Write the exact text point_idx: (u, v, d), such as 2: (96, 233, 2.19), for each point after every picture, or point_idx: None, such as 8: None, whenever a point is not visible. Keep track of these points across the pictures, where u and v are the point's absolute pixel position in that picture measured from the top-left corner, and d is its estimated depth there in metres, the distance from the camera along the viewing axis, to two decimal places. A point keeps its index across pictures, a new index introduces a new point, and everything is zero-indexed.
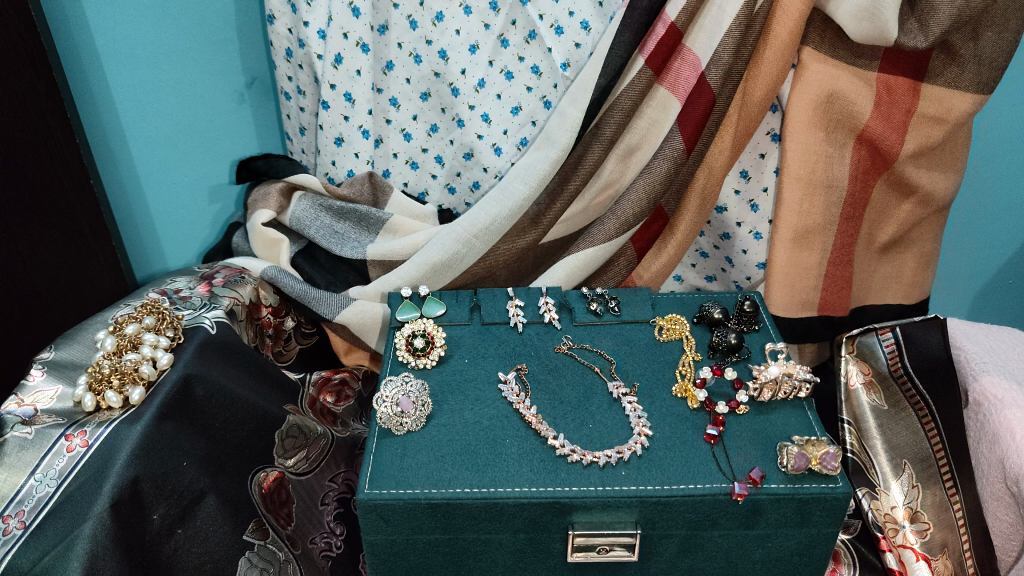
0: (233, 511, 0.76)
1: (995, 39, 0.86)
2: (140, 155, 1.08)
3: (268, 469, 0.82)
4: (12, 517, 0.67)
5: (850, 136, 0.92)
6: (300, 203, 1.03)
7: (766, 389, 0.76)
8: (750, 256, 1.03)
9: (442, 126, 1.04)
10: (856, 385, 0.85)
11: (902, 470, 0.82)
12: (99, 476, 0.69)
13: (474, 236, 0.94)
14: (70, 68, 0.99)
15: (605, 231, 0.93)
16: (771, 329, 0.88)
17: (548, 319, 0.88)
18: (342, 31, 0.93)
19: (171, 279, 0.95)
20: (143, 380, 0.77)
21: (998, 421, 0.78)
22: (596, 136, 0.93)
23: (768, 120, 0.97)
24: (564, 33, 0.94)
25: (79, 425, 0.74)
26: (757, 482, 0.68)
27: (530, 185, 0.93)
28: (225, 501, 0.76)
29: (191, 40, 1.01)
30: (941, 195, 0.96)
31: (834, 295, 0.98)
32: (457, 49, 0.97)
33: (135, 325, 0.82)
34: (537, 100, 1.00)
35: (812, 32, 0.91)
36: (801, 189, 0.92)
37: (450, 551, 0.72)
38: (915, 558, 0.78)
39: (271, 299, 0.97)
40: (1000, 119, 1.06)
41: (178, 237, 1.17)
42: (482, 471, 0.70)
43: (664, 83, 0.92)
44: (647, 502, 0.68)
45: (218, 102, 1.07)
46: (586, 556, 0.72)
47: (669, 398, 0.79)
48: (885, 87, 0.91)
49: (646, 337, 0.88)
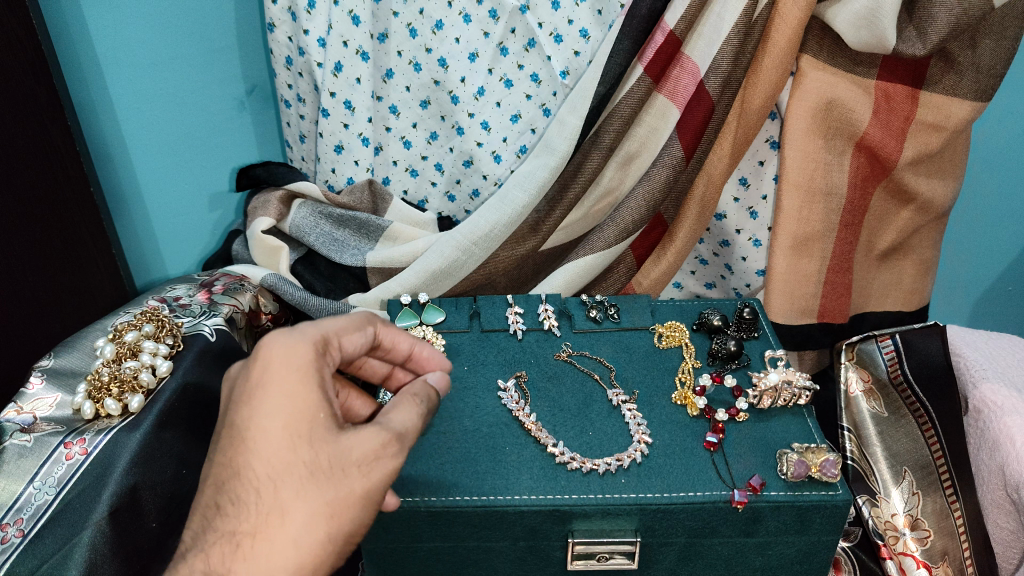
0: None
1: (994, 46, 0.87)
2: (140, 161, 1.09)
3: None
4: (10, 525, 0.66)
5: (849, 143, 0.92)
6: (301, 211, 1.03)
7: (766, 396, 0.76)
8: (750, 263, 1.03)
9: (442, 134, 1.04)
10: (856, 392, 0.85)
11: (902, 477, 0.82)
12: (99, 483, 0.69)
13: (474, 243, 0.94)
14: (71, 76, 1.00)
15: (605, 237, 0.94)
16: (771, 336, 0.88)
17: (548, 326, 0.88)
18: (342, 39, 0.94)
19: (171, 287, 0.95)
20: (143, 388, 0.77)
21: (998, 428, 0.78)
22: (596, 143, 0.93)
23: (768, 127, 0.98)
24: (564, 41, 0.95)
25: (78, 432, 0.74)
26: (757, 490, 0.67)
27: (530, 193, 0.93)
28: None
29: (192, 47, 1.02)
30: (941, 202, 0.97)
31: (834, 302, 0.98)
32: (457, 57, 0.97)
33: (134, 333, 0.82)
34: (537, 107, 1.00)
35: (811, 40, 0.91)
36: (800, 196, 0.92)
37: (450, 558, 0.72)
38: (915, 566, 0.78)
39: (271, 306, 0.98)
40: (999, 125, 1.06)
41: (178, 243, 1.18)
42: (482, 478, 0.70)
43: (664, 91, 0.92)
44: (647, 510, 0.68)
45: (219, 109, 1.08)
46: (586, 564, 0.71)
47: (670, 405, 0.79)
48: (883, 94, 0.91)
49: (646, 344, 0.88)
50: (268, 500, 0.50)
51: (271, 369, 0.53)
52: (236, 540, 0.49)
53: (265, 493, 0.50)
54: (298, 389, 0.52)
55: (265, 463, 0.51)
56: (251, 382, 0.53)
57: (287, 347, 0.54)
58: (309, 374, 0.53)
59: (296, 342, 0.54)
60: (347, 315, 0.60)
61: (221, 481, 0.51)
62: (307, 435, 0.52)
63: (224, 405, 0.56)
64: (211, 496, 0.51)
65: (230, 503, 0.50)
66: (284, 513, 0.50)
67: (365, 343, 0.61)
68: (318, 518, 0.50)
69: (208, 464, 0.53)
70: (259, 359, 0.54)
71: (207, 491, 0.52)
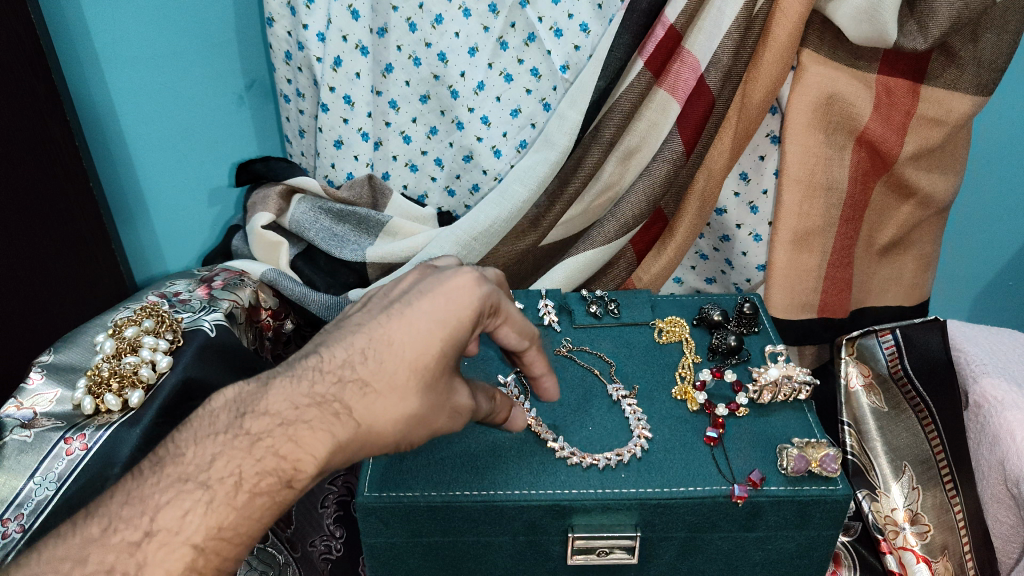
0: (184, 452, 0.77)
1: (995, 41, 0.87)
2: (140, 156, 1.09)
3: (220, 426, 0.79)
4: (11, 520, 0.68)
5: (850, 137, 0.92)
6: (300, 206, 1.02)
7: (766, 391, 0.76)
8: (750, 258, 1.03)
9: (442, 129, 1.04)
10: (856, 387, 0.85)
11: (902, 472, 0.82)
12: (100, 479, 0.70)
13: (473, 239, 0.94)
14: (69, 70, 0.99)
15: (605, 232, 0.93)
16: (771, 331, 0.88)
17: (548, 321, 0.88)
18: (341, 33, 0.93)
19: (171, 282, 0.95)
20: (143, 383, 0.77)
21: (998, 423, 0.78)
22: (596, 138, 0.93)
23: (768, 122, 0.97)
24: (564, 35, 0.94)
25: (79, 428, 0.74)
26: (757, 485, 0.67)
27: (530, 188, 0.93)
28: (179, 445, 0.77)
29: (191, 41, 1.01)
30: (942, 196, 0.96)
31: (834, 297, 0.97)
32: (457, 51, 0.97)
33: (134, 328, 0.82)
34: (537, 102, 1.00)
35: (811, 34, 0.91)
36: (800, 191, 0.92)
37: (449, 553, 0.72)
38: (915, 560, 0.78)
39: (271, 301, 0.98)
40: (1000, 120, 1.06)
41: (178, 239, 1.18)
42: (482, 473, 0.70)
43: (664, 85, 0.92)
44: (646, 505, 0.68)
45: (219, 105, 1.07)
46: (586, 559, 0.71)
47: (670, 400, 0.79)
48: (884, 89, 0.91)
49: (646, 339, 0.88)
50: (394, 380, 0.53)
51: (455, 293, 0.56)
52: (361, 391, 0.53)
53: (395, 374, 0.53)
54: (465, 319, 0.55)
55: (411, 351, 0.53)
56: (438, 289, 0.56)
57: (475, 294, 0.56)
58: (477, 315, 0.56)
59: (484, 295, 0.57)
60: (523, 316, 0.62)
61: (375, 336, 0.54)
62: (448, 358, 0.55)
63: (400, 287, 0.58)
64: (360, 340, 0.54)
65: (369, 361, 0.53)
66: (398, 400, 0.53)
67: (514, 345, 0.63)
68: (408, 420, 0.54)
69: (369, 317, 0.56)
70: (453, 279, 0.57)
71: (357, 337, 0.55)
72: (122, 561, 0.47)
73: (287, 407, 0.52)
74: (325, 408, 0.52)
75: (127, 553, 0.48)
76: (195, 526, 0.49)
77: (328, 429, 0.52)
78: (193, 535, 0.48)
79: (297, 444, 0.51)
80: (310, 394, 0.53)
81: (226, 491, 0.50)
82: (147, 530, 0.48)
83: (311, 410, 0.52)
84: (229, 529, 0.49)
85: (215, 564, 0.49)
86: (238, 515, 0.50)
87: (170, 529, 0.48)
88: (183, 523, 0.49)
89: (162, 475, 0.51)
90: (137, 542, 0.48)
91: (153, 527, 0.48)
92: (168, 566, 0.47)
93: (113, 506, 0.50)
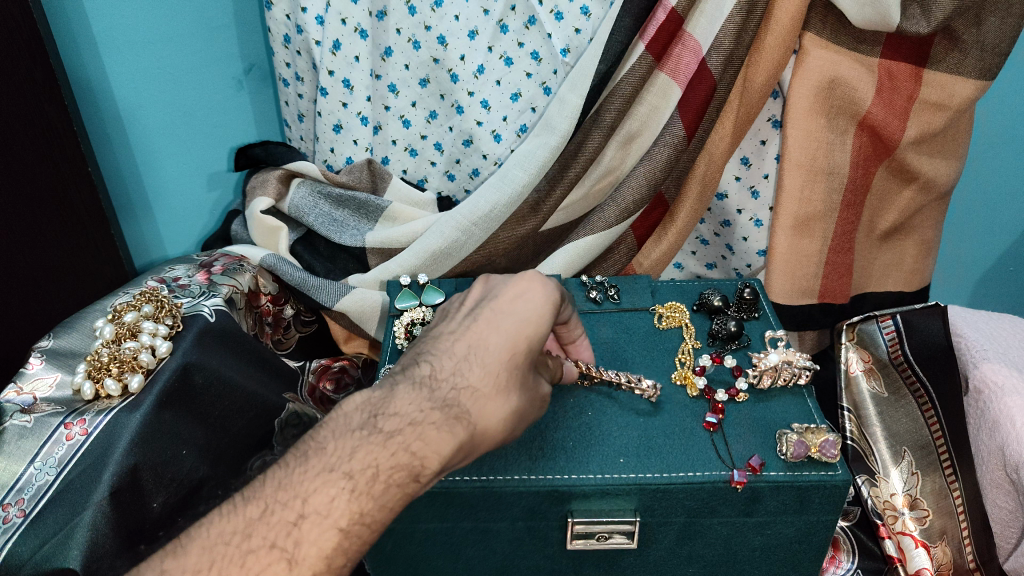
0: (213, 458, 0.76)
1: (999, 24, 0.85)
2: (138, 141, 1.08)
3: (236, 447, 0.78)
4: (11, 505, 0.68)
5: (851, 122, 0.91)
6: (299, 190, 1.02)
7: (766, 376, 0.76)
8: (751, 243, 1.04)
9: (441, 113, 1.04)
10: (856, 372, 0.86)
11: (901, 458, 0.82)
12: (99, 463, 0.69)
13: (474, 224, 0.94)
14: (66, 53, 0.98)
15: (605, 218, 0.93)
16: (771, 317, 0.88)
17: (593, 293, 0.90)
18: (340, 16, 0.92)
19: (171, 267, 0.95)
20: (143, 367, 0.77)
21: (998, 409, 0.77)
22: (596, 122, 0.92)
23: (769, 107, 0.97)
24: (564, 18, 0.93)
25: (79, 413, 0.74)
26: (757, 470, 0.68)
27: (530, 172, 0.92)
28: (207, 451, 0.75)
29: (189, 27, 1.01)
30: (944, 181, 0.96)
31: (835, 282, 0.97)
32: (456, 35, 0.96)
33: (134, 313, 0.82)
34: (537, 86, 0.99)
35: (814, 17, 0.89)
36: (802, 175, 0.92)
37: (450, 539, 0.72)
38: (915, 545, 0.78)
39: (271, 287, 0.98)
40: (1002, 106, 1.05)
41: (177, 225, 1.18)
42: (482, 459, 0.70)
43: (665, 69, 0.91)
44: (647, 489, 0.68)
45: (218, 88, 1.07)
46: (586, 544, 0.72)
47: (669, 386, 0.79)
48: (886, 73, 0.90)
49: (646, 325, 0.88)
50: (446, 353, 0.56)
51: (530, 293, 0.61)
52: (476, 394, 0.55)
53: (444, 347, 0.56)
54: (545, 313, 0.59)
55: (504, 348, 0.57)
56: (512, 291, 0.61)
57: (546, 287, 0.62)
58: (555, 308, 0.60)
59: (553, 286, 0.62)
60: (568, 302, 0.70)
61: (471, 340, 0.57)
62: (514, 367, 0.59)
63: (475, 297, 0.63)
64: (461, 346, 0.57)
65: (472, 364, 0.56)
66: (504, 401, 0.55)
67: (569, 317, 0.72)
68: (513, 416, 0.56)
69: (457, 324, 0.60)
70: (523, 281, 0.62)
71: (457, 344, 0.58)
72: (281, 538, 0.49)
73: (413, 410, 0.54)
74: (446, 412, 0.53)
75: (286, 532, 0.49)
76: (340, 511, 0.49)
77: (450, 430, 0.52)
78: (339, 519, 0.49)
79: (425, 442, 0.52)
80: (432, 399, 0.54)
81: (365, 483, 0.50)
82: (300, 513, 0.49)
83: (435, 413, 0.53)
84: (369, 516, 0.50)
85: (356, 547, 0.50)
86: (376, 503, 0.50)
87: (320, 513, 0.49)
88: (331, 508, 0.49)
89: (309, 466, 0.52)
90: (293, 523, 0.49)
91: (306, 510, 0.49)
92: (320, 546, 0.48)
93: (269, 491, 0.51)
